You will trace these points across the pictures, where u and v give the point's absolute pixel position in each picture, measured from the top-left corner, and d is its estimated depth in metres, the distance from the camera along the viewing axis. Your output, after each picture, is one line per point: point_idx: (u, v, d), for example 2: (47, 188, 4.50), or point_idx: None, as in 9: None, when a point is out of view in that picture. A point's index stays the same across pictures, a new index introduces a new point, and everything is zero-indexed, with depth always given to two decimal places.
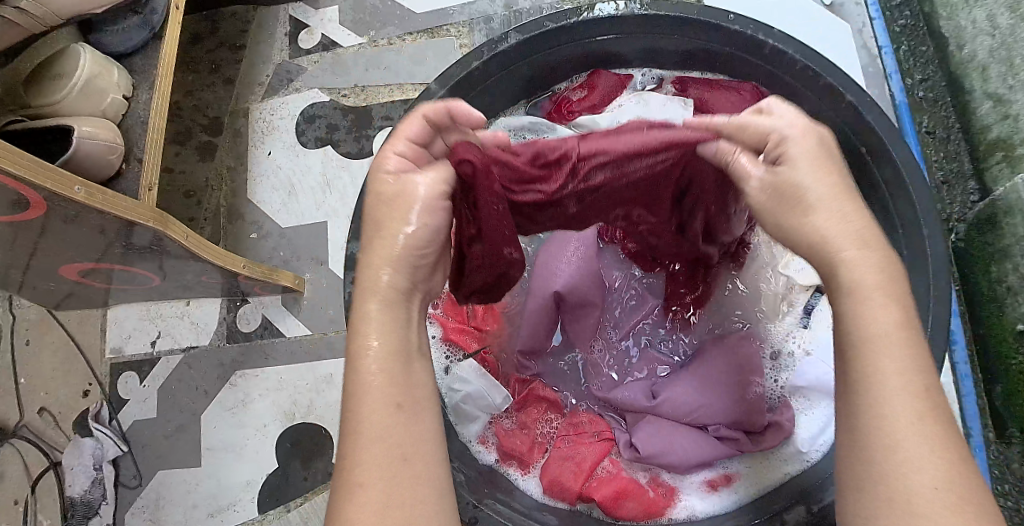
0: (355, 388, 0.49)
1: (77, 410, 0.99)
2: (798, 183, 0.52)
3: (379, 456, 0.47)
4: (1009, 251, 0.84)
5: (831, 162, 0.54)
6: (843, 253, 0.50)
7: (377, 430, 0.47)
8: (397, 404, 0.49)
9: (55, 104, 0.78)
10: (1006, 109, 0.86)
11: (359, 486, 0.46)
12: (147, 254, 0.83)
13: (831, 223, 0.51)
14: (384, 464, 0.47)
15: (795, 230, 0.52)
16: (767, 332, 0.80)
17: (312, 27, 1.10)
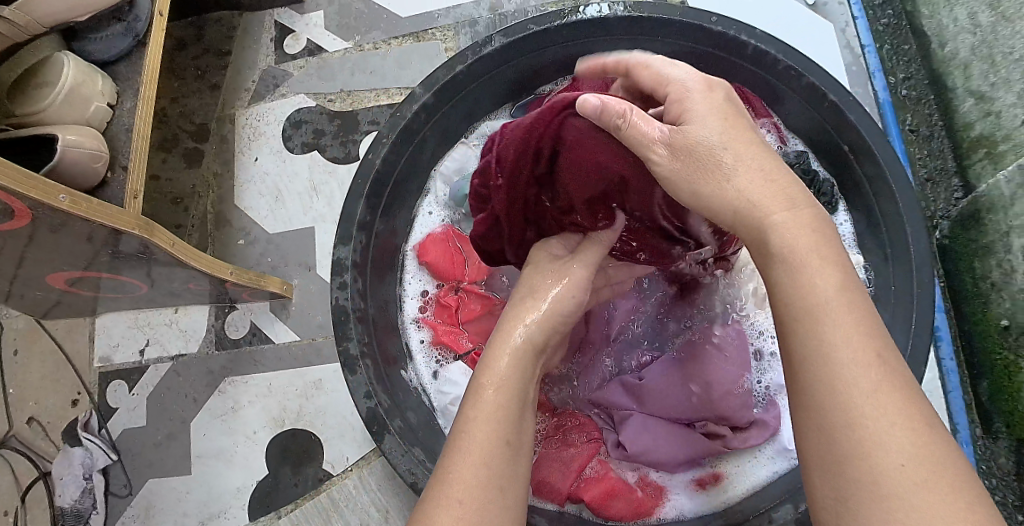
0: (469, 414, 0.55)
1: (66, 419, 0.99)
2: (710, 145, 0.54)
3: (479, 477, 0.50)
4: (993, 247, 0.84)
5: (734, 110, 0.56)
6: (775, 216, 0.51)
7: (481, 455, 0.51)
8: (505, 443, 0.53)
9: (39, 113, 0.78)
10: (988, 106, 0.87)
11: (457, 502, 0.48)
12: (135, 262, 0.83)
13: (753, 184, 0.52)
14: (480, 485, 0.50)
15: (714, 195, 0.53)
16: (750, 335, 0.80)
17: (298, 32, 1.10)
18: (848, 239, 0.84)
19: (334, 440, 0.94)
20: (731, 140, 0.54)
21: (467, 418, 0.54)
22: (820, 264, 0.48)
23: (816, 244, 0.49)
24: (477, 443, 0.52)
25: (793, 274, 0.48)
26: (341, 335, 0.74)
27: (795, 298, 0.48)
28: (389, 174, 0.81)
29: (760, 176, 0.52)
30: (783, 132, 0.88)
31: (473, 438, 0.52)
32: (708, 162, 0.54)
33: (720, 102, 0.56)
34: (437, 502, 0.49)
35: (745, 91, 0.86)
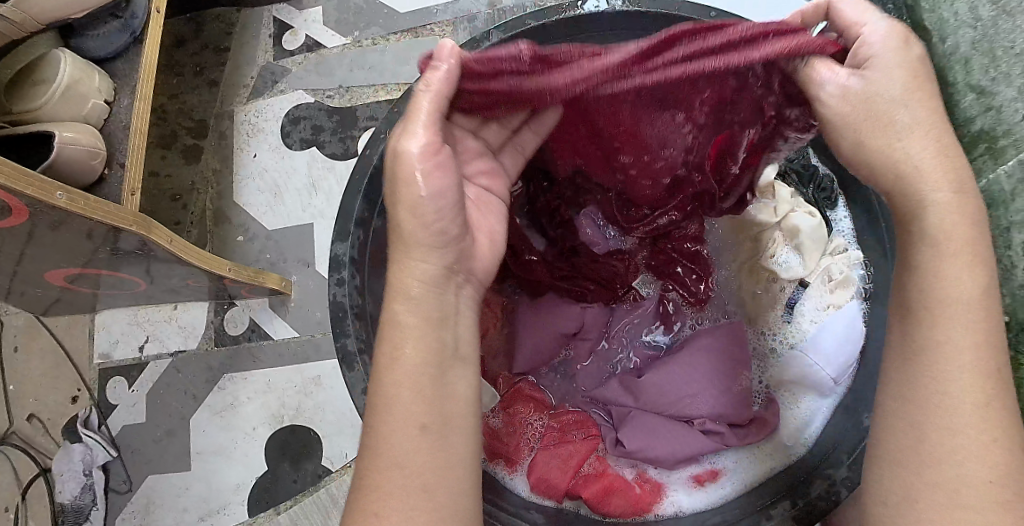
0: (380, 402, 0.49)
1: (66, 416, 0.99)
2: (883, 94, 0.50)
3: (396, 485, 0.47)
4: (994, 243, 0.84)
5: (915, 71, 0.49)
6: (939, 191, 0.48)
7: (395, 452, 0.48)
8: (421, 426, 0.48)
9: (35, 111, 0.78)
10: (989, 101, 0.86)
11: (376, 516, 0.47)
12: (134, 259, 0.83)
13: (919, 149, 0.49)
14: (398, 487, 0.47)
15: (879, 154, 0.50)
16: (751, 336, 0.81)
17: (296, 28, 1.10)
18: (847, 236, 0.82)
19: (334, 437, 0.95)
20: (914, 107, 0.50)
21: (374, 411, 0.49)
22: (966, 264, 0.48)
23: (970, 229, 0.48)
24: (390, 439, 0.48)
25: (945, 260, 0.48)
26: (338, 331, 0.74)
27: (920, 294, 0.49)
28: None
29: (914, 127, 0.49)
30: None
31: (388, 434, 0.48)
32: (869, 122, 0.50)
33: (909, 78, 0.50)
34: (361, 512, 0.47)
35: None
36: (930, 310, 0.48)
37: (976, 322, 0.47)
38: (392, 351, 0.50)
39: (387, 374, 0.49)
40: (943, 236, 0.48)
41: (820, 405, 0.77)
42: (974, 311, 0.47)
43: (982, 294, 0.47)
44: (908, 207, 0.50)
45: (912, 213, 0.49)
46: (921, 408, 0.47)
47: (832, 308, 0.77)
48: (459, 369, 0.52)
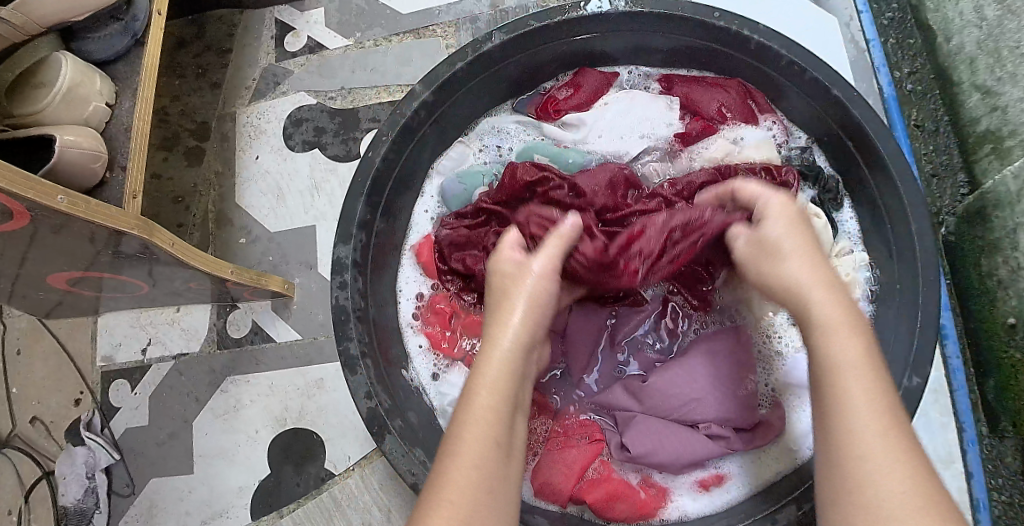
0: (465, 411, 0.54)
1: (68, 419, 0.99)
2: (776, 237, 0.62)
3: (472, 479, 0.50)
4: (999, 244, 0.83)
5: (800, 215, 0.64)
6: (814, 291, 0.57)
7: (472, 457, 0.51)
8: (496, 444, 0.53)
9: (36, 113, 0.77)
10: (995, 101, 0.86)
11: (450, 503, 0.49)
12: (137, 262, 0.83)
13: (802, 268, 0.59)
14: (472, 488, 0.50)
15: (771, 274, 0.61)
16: (757, 341, 0.79)
17: (298, 29, 1.09)
18: (852, 237, 0.83)
19: (337, 439, 0.94)
20: (794, 237, 0.61)
21: (458, 420, 0.54)
22: (850, 333, 0.54)
23: (846, 313, 0.55)
24: (469, 445, 0.52)
25: (824, 337, 0.54)
26: (341, 335, 0.74)
27: (821, 361, 0.53)
28: (390, 171, 0.80)
29: (797, 255, 0.60)
30: (787, 126, 0.87)
31: (467, 440, 0.52)
32: (769, 270, 0.61)
33: (784, 227, 0.63)
34: (432, 505, 0.50)
35: (749, 88, 0.87)
36: (823, 371, 0.53)
37: (872, 378, 0.51)
38: (480, 375, 0.56)
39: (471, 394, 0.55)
40: (828, 320, 0.55)
41: None
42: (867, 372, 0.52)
43: (862, 356, 0.52)
44: (798, 309, 0.58)
45: (802, 313, 0.57)
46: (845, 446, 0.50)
47: None
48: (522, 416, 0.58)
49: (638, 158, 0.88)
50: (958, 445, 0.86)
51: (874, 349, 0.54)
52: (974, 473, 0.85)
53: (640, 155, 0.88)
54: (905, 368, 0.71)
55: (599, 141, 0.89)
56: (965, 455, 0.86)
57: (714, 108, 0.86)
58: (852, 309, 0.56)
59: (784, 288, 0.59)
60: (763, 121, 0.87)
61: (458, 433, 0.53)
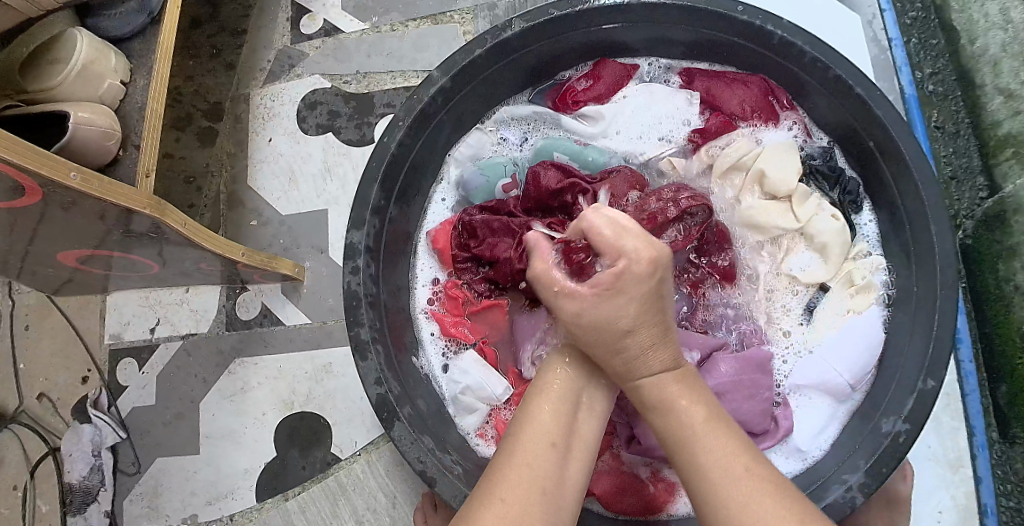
0: (526, 416, 0.56)
1: (76, 396, 0.99)
2: (601, 325, 0.57)
3: (523, 476, 0.51)
4: (1019, 248, 0.83)
5: (657, 295, 0.57)
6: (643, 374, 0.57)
7: (529, 456, 0.52)
8: (551, 443, 0.53)
9: (51, 89, 0.77)
10: (1017, 105, 0.84)
11: (501, 500, 0.49)
12: (147, 242, 0.82)
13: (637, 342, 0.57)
14: (525, 487, 0.50)
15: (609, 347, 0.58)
16: (776, 346, 0.80)
17: (314, 12, 1.08)
18: (870, 240, 0.83)
19: (343, 424, 0.94)
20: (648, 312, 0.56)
21: (520, 423, 0.56)
22: (691, 398, 0.55)
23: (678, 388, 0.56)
24: (527, 445, 0.53)
25: (665, 416, 0.55)
26: (351, 320, 0.74)
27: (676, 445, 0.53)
28: (404, 158, 0.80)
29: (653, 346, 0.57)
30: (809, 126, 0.86)
31: (526, 444, 0.53)
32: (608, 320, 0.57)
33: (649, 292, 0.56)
34: (486, 501, 0.50)
35: (772, 85, 0.86)
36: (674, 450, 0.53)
37: (721, 439, 0.51)
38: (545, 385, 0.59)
39: (540, 397, 0.58)
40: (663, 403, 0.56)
41: (835, 409, 0.78)
42: (713, 435, 0.52)
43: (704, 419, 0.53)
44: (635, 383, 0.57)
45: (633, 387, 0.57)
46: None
47: (852, 313, 0.79)
48: (588, 420, 0.58)
49: (657, 156, 0.87)
50: (968, 449, 0.86)
51: (717, 413, 0.54)
52: (982, 478, 0.85)
53: (658, 153, 0.87)
54: (919, 371, 0.72)
55: (617, 137, 0.88)
56: (974, 460, 0.86)
57: (735, 105, 0.86)
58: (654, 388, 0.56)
59: (615, 368, 0.58)
60: (784, 120, 0.87)
61: (517, 431, 0.55)
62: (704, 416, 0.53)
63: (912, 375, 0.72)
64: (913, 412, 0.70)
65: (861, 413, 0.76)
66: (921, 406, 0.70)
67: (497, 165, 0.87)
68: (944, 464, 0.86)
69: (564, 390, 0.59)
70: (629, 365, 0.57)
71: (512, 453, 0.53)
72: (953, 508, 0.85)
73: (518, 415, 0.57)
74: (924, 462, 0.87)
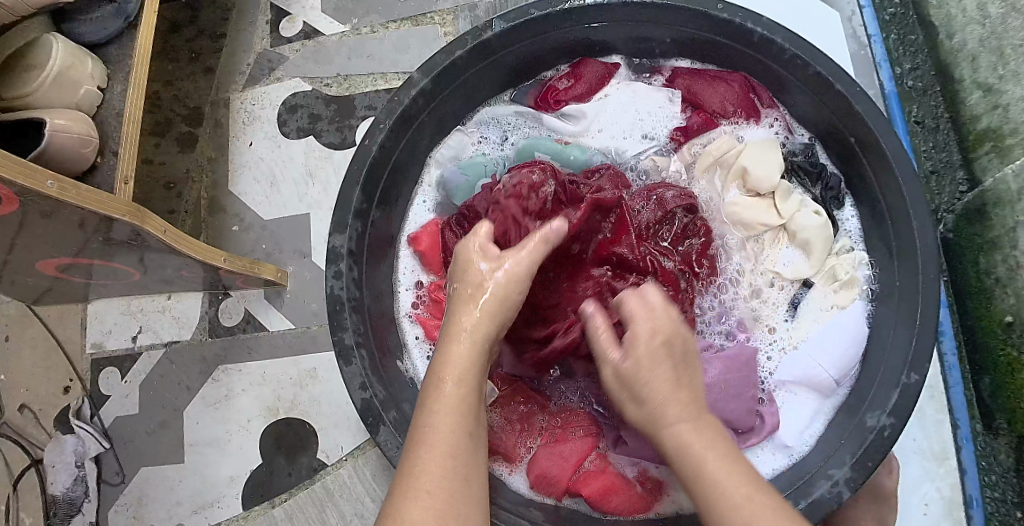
0: (438, 397, 0.55)
1: (58, 406, 0.98)
2: (628, 381, 0.60)
3: (444, 469, 0.52)
4: (999, 241, 0.83)
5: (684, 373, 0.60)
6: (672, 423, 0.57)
7: (448, 447, 0.53)
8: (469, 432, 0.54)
9: (25, 96, 0.76)
10: (996, 99, 0.85)
11: (426, 493, 0.51)
12: (128, 249, 0.81)
13: (661, 397, 0.58)
14: (446, 477, 0.52)
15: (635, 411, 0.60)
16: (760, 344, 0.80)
17: (294, 14, 1.08)
18: (853, 235, 0.83)
19: (329, 429, 0.93)
20: (660, 368, 0.59)
21: (430, 408, 0.55)
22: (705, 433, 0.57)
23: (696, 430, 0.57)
24: (442, 435, 0.53)
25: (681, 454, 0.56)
26: (335, 325, 0.73)
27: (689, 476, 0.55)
28: (386, 160, 0.79)
29: (671, 402, 0.58)
30: (790, 122, 0.86)
31: (439, 444, 0.53)
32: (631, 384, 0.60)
33: (659, 346, 0.60)
34: (411, 492, 0.51)
35: (752, 82, 0.86)
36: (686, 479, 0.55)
37: (729, 476, 0.53)
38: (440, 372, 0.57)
39: (439, 381, 0.56)
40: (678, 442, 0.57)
41: (821, 405, 0.78)
42: (727, 472, 0.54)
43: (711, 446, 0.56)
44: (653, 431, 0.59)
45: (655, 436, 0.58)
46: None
47: (837, 309, 0.80)
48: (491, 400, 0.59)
49: (639, 153, 0.87)
50: (952, 441, 0.87)
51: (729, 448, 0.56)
52: (967, 470, 0.85)
53: (640, 151, 0.87)
54: (903, 364, 0.72)
55: (599, 135, 0.88)
56: (959, 452, 0.86)
57: (716, 103, 0.86)
58: (666, 422, 0.58)
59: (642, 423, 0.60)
60: (765, 117, 0.87)
61: (432, 418, 0.54)
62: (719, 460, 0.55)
63: (895, 370, 0.72)
64: (897, 407, 0.70)
65: (846, 408, 0.76)
66: (905, 400, 0.70)
67: (479, 165, 0.86)
68: (929, 456, 0.86)
69: (470, 379, 0.57)
70: (653, 419, 0.58)
71: (426, 444, 0.53)
72: (939, 501, 0.85)
73: (427, 393, 0.56)
74: (910, 455, 0.87)
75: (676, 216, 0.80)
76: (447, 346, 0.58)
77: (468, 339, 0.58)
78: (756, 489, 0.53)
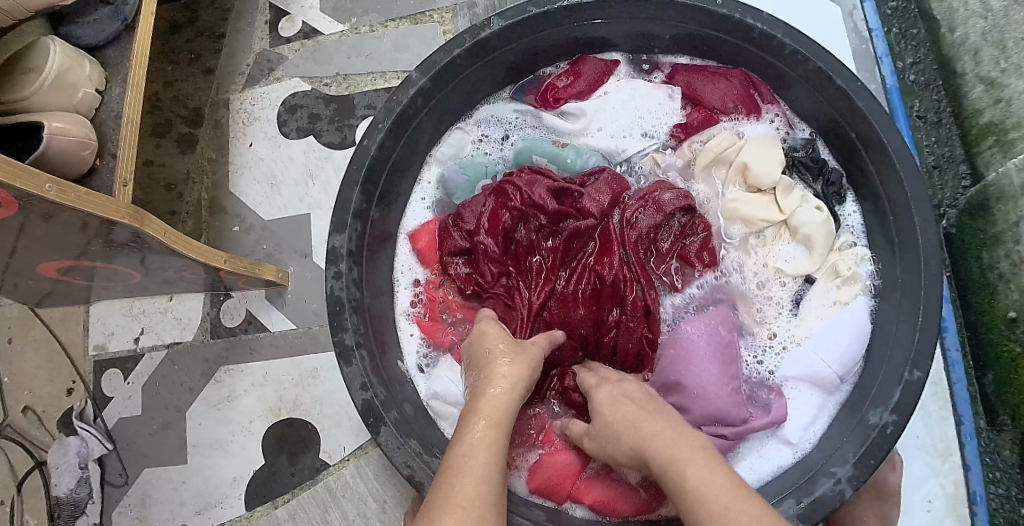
0: (466, 430, 0.60)
1: (62, 408, 0.98)
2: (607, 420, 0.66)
3: (480, 491, 0.55)
4: (1002, 236, 0.83)
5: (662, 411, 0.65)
6: (654, 442, 0.60)
7: (480, 472, 0.56)
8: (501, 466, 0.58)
9: (23, 99, 0.76)
10: (998, 93, 0.85)
11: (461, 507, 0.53)
12: (128, 251, 0.82)
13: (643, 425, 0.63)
14: (479, 496, 0.54)
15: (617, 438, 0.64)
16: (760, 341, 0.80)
17: (293, 14, 1.08)
18: (855, 231, 0.83)
19: (331, 430, 0.94)
20: (625, 408, 0.66)
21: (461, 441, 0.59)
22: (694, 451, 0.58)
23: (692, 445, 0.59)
24: (476, 463, 0.57)
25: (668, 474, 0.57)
26: (336, 325, 0.73)
27: (676, 490, 0.56)
28: (385, 160, 0.79)
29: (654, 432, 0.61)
30: (790, 118, 0.86)
31: (471, 473, 0.56)
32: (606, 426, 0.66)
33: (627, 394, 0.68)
34: (444, 508, 0.53)
35: (752, 78, 0.86)
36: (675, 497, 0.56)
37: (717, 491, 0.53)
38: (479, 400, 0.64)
39: (472, 423, 0.61)
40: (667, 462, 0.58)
41: (825, 401, 0.78)
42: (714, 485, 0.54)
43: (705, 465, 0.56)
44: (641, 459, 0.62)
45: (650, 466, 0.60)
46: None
47: (840, 305, 0.79)
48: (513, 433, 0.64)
49: (639, 152, 0.87)
50: (956, 437, 0.87)
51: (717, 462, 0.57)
52: (971, 466, 0.85)
53: (641, 149, 0.87)
54: (906, 361, 0.71)
55: (598, 134, 0.88)
56: (963, 447, 0.86)
57: (716, 100, 0.85)
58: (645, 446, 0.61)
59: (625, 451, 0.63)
60: (766, 113, 0.86)
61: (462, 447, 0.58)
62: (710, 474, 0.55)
63: (898, 367, 0.72)
64: (899, 404, 0.70)
65: (849, 405, 0.76)
66: (907, 397, 0.69)
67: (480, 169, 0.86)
68: (932, 452, 0.87)
69: (500, 418, 0.62)
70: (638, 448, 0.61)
71: (459, 472, 0.56)
72: (943, 497, 0.85)
73: (458, 430, 0.61)
74: (913, 451, 0.87)
75: (675, 218, 0.81)
76: (483, 392, 0.64)
77: (500, 387, 0.64)
78: (739, 492, 0.53)
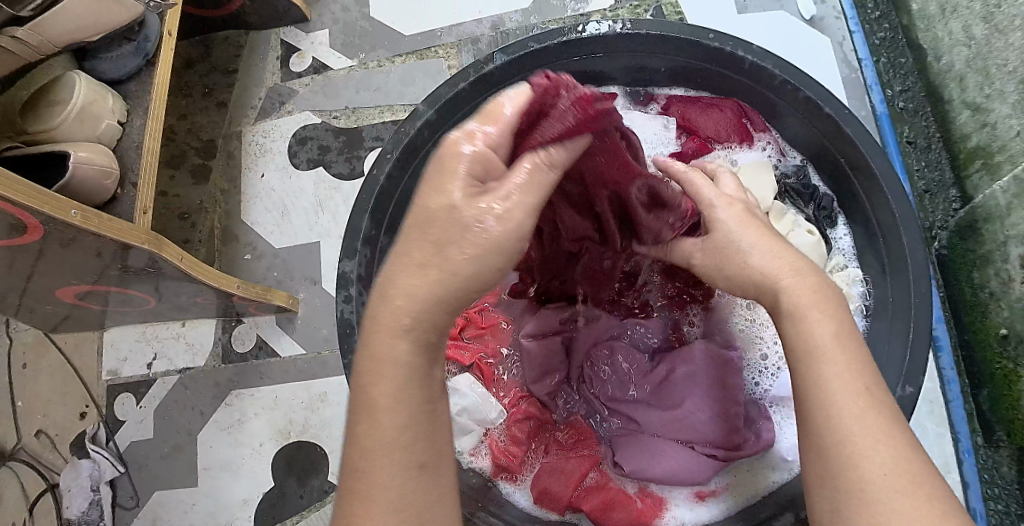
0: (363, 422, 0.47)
1: (74, 431, 1.00)
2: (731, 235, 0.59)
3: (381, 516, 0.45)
4: (991, 256, 0.84)
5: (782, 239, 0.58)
6: (782, 279, 0.54)
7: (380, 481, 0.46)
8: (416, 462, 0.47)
9: (50, 129, 0.80)
10: (984, 118, 0.87)
11: None
12: (144, 277, 0.84)
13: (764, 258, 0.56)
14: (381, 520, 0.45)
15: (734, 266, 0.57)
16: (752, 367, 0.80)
17: (303, 50, 1.12)
18: (846, 254, 0.85)
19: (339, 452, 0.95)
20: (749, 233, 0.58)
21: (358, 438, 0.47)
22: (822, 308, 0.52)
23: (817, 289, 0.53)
24: (374, 473, 0.46)
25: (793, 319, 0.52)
26: (345, 346, 0.75)
27: (794, 342, 0.52)
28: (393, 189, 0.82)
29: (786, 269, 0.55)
30: (782, 145, 0.89)
31: (378, 471, 0.46)
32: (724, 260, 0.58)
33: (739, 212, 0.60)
34: None
35: (744, 107, 0.89)
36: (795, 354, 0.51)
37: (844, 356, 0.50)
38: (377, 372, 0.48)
39: (368, 405, 0.47)
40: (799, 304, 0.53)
41: None
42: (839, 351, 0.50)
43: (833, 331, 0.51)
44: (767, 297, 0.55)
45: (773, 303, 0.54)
46: (828, 428, 0.48)
47: None
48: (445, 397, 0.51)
49: None
50: (955, 455, 0.88)
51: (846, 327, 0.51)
52: (969, 483, 0.86)
53: None
54: (898, 378, 0.73)
55: None
56: (961, 465, 0.87)
57: (711, 129, 0.90)
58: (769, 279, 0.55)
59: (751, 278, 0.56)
60: (758, 141, 0.90)
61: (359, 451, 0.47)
62: (835, 331, 0.51)
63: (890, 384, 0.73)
64: None
65: None
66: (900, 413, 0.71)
67: None
68: None
69: (401, 375, 0.47)
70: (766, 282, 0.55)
71: (359, 485, 0.46)
72: None
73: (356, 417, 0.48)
74: None
75: None
76: (370, 338, 0.48)
77: (405, 335, 0.47)
78: (857, 374, 0.49)
